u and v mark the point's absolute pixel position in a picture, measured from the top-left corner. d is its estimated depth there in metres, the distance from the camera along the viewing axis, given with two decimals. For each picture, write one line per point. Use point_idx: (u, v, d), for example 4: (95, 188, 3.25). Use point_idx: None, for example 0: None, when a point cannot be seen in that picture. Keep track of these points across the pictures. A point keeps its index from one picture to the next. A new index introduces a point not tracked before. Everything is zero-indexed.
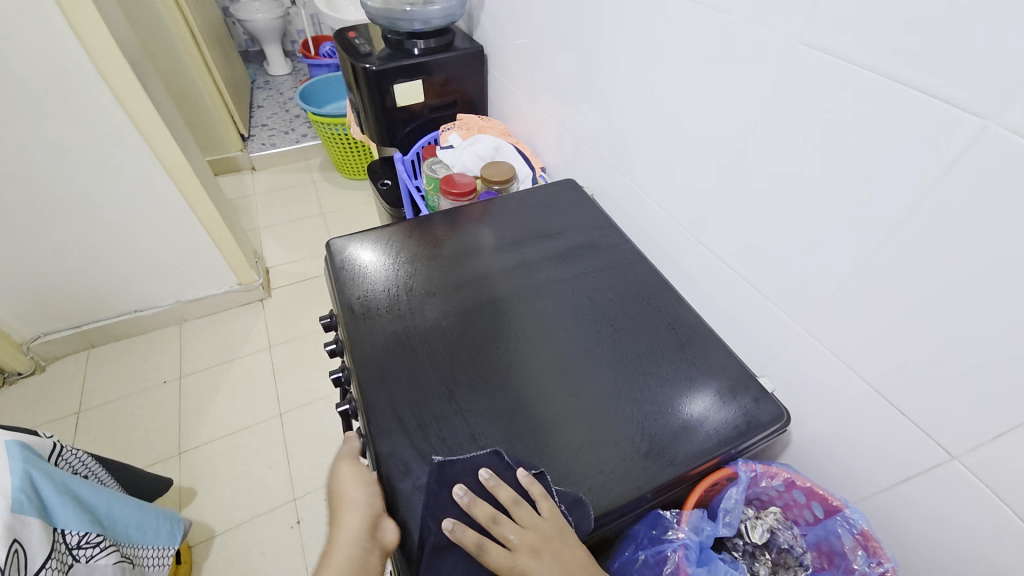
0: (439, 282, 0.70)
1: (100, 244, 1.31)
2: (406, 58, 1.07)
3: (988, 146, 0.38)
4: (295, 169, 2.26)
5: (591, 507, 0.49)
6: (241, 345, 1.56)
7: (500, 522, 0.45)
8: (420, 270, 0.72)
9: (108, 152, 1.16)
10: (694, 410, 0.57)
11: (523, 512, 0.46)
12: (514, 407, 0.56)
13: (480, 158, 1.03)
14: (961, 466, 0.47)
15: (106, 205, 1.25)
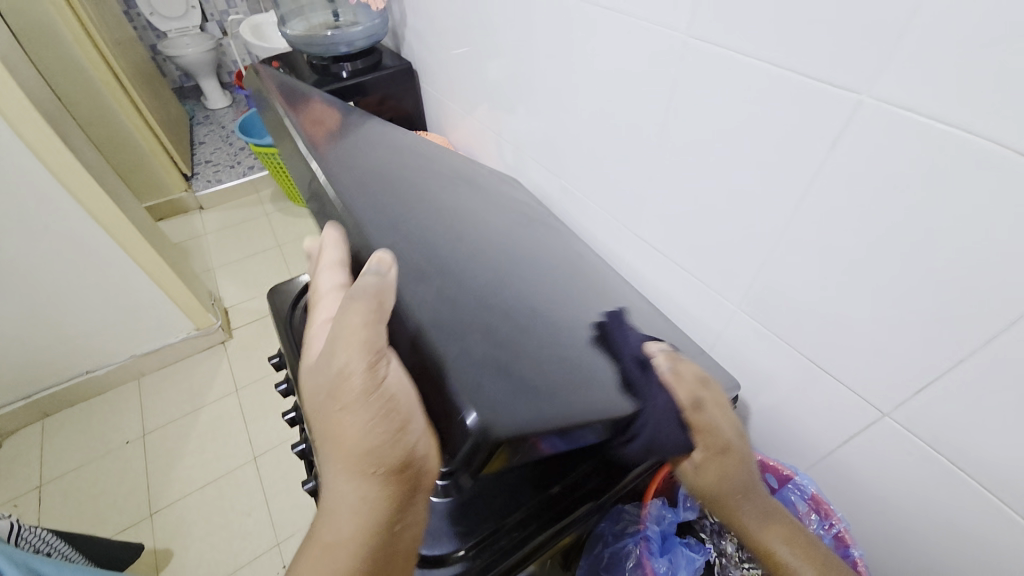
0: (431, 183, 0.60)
1: (39, 308, 1.25)
2: (336, 81, 1.07)
3: (868, 120, 0.40)
4: (245, 204, 2.21)
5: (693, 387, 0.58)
6: (207, 392, 1.50)
7: (708, 387, 0.52)
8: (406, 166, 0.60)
9: (34, 212, 1.11)
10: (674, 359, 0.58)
11: (719, 391, 0.53)
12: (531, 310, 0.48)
13: None
14: (894, 422, 0.50)
15: (39, 267, 1.19)
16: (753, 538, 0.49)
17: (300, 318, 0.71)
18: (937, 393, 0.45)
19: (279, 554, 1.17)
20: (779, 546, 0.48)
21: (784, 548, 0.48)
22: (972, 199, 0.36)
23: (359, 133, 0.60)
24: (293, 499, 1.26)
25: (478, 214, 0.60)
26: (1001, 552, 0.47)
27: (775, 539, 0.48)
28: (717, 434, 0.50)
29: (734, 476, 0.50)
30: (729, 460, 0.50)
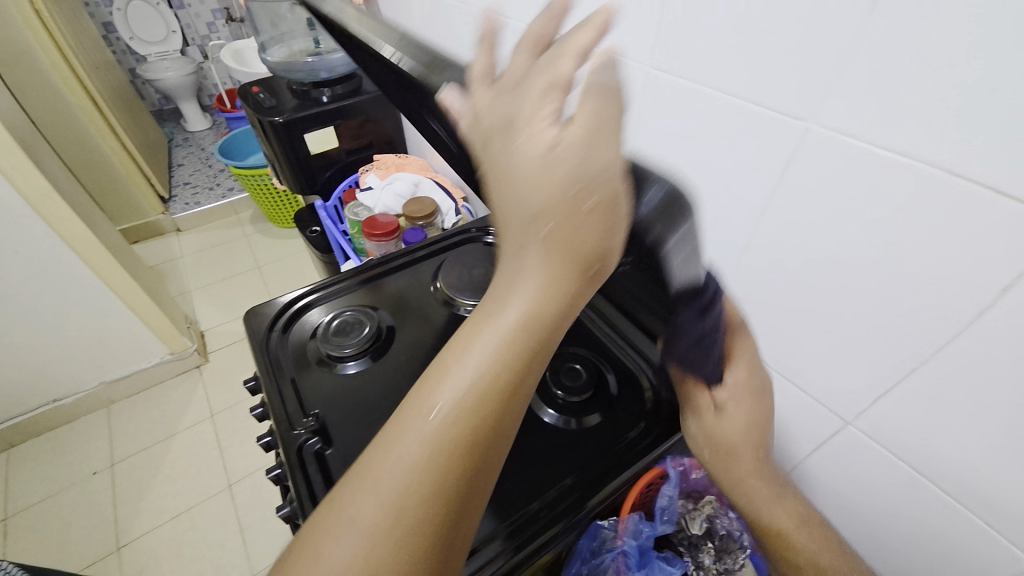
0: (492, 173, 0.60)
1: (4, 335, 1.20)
2: (317, 104, 1.08)
3: (817, 144, 0.42)
4: (224, 225, 2.18)
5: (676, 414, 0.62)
6: (181, 419, 1.46)
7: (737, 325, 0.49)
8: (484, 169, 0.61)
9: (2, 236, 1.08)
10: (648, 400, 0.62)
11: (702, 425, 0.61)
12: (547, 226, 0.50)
13: (401, 197, 1.03)
14: (856, 430, 0.52)
15: (6, 292, 1.15)
16: (758, 510, 0.49)
17: (278, 340, 0.71)
18: (894, 399, 0.47)
19: None
20: (785, 523, 0.48)
21: (790, 524, 0.48)
22: (911, 214, 0.38)
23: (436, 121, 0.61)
24: (270, 528, 1.22)
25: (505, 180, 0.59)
26: (965, 552, 0.48)
27: (782, 513, 0.48)
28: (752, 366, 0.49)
29: (757, 440, 0.49)
30: (760, 418, 0.49)
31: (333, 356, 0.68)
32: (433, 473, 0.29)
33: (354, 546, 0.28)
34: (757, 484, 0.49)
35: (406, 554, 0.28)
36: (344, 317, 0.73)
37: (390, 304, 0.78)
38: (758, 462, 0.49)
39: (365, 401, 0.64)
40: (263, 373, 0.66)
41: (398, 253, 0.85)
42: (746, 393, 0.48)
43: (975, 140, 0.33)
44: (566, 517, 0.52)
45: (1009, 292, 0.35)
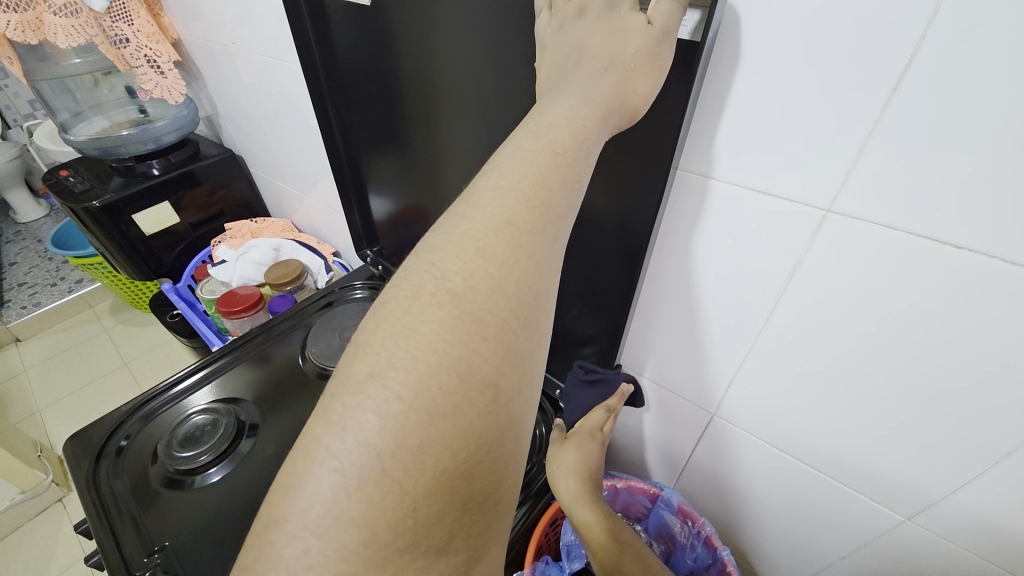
0: (414, 157, 0.64)
1: None
2: (146, 179, 0.96)
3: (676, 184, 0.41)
4: (78, 323, 1.89)
5: None
6: (45, 567, 1.22)
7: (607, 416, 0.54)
8: (411, 170, 0.66)
9: None
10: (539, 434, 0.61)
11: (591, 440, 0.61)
12: (433, 93, 0.55)
13: (260, 264, 0.94)
14: (722, 420, 0.54)
15: None
16: (575, 514, 0.51)
17: (111, 468, 0.60)
18: (741, 390, 0.50)
19: None
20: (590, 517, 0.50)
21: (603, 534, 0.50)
22: (712, 211, 0.41)
23: (384, 125, 0.65)
24: None
25: (420, 154, 0.63)
26: (830, 514, 0.51)
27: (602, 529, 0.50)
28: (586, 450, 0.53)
29: (587, 466, 0.52)
30: (587, 460, 0.52)
31: (185, 471, 0.59)
32: (530, 254, 0.26)
33: (465, 299, 0.25)
34: (584, 507, 0.50)
35: (521, 312, 0.26)
36: (195, 421, 0.63)
37: (253, 387, 0.69)
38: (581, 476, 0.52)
39: (229, 512, 0.56)
40: (92, 515, 0.54)
41: (279, 317, 0.78)
42: (586, 440, 0.53)
43: (740, 158, 0.36)
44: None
45: (795, 277, 0.39)
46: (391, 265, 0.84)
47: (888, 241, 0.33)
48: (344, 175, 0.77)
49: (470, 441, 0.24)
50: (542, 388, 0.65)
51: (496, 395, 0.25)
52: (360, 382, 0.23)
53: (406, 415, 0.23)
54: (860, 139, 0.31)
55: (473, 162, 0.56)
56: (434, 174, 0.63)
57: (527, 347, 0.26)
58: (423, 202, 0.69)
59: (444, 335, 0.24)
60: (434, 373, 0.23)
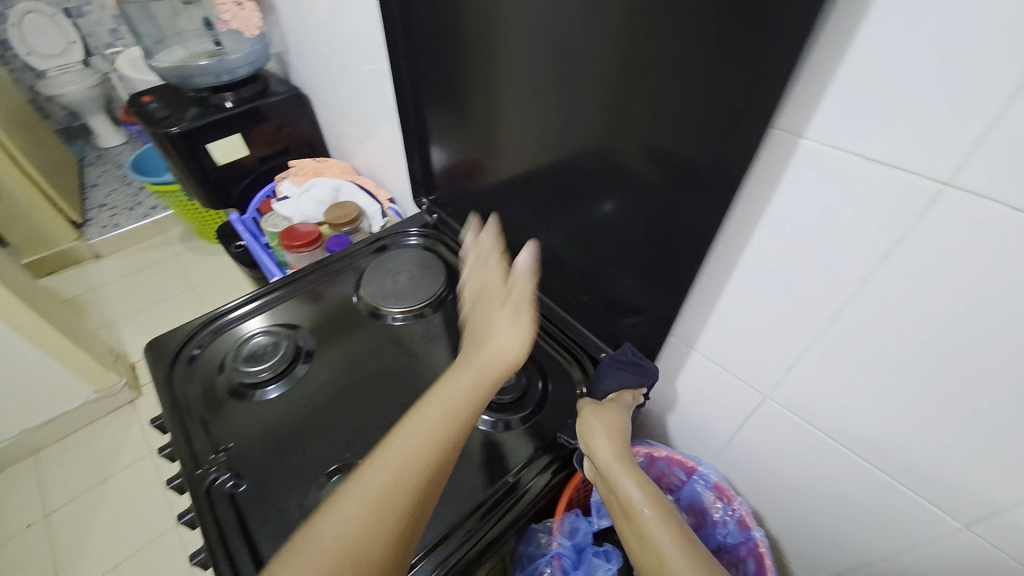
0: (474, 102, 0.63)
1: None
2: (219, 111, 0.99)
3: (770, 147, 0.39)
4: (150, 246, 2.03)
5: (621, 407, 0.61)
6: (117, 458, 1.38)
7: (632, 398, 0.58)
8: (470, 116, 0.65)
9: None
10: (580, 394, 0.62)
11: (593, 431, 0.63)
12: (499, 31, 0.52)
13: (321, 203, 0.97)
14: (774, 403, 0.52)
15: None
16: (605, 467, 0.52)
17: (183, 373, 0.65)
18: (802, 374, 0.48)
19: None
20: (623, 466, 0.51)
21: (631, 487, 0.50)
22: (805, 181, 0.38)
23: (446, 66, 0.63)
24: None
25: (481, 99, 0.61)
26: (871, 508, 0.50)
27: (631, 482, 0.50)
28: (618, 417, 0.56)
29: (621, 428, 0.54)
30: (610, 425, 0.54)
31: (248, 384, 0.64)
32: (446, 434, 0.48)
33: (402, 458, 0.46)
34: (612, 460, 0.52)
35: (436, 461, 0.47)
36: (258, 340, 0.68)
37: (310, 318, 0.73)
38: (609, 434, 0.54)
39: (284, 427, 0.60)
40: (168, 412, 0.60)
41: (337, 256, 0.81)
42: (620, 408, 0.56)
43: (850, 122, 0.33)
44: (518, 500, 0.53)
45: (886, 259, 0.36)
46: (447, 216, 0.84)
47: (1011, 227, 0.30)
48: (410, 123, 0.77)
49: (386, 551, 0.41)
50: (588, 350, 0.65)
51: (408, 520, 0.43)
52: (333, 506, 0.42)
53: (352, 527, 0.41)
54: (1000, 107, 0.27)
55: (544, 114, 0.54)
56: (499, 126, 0.61)
57: (433, 490, 0.46)
58: (482, 156, 0.68)
59: (387, 477, 0.44)
60: (375, 500, 0.42)
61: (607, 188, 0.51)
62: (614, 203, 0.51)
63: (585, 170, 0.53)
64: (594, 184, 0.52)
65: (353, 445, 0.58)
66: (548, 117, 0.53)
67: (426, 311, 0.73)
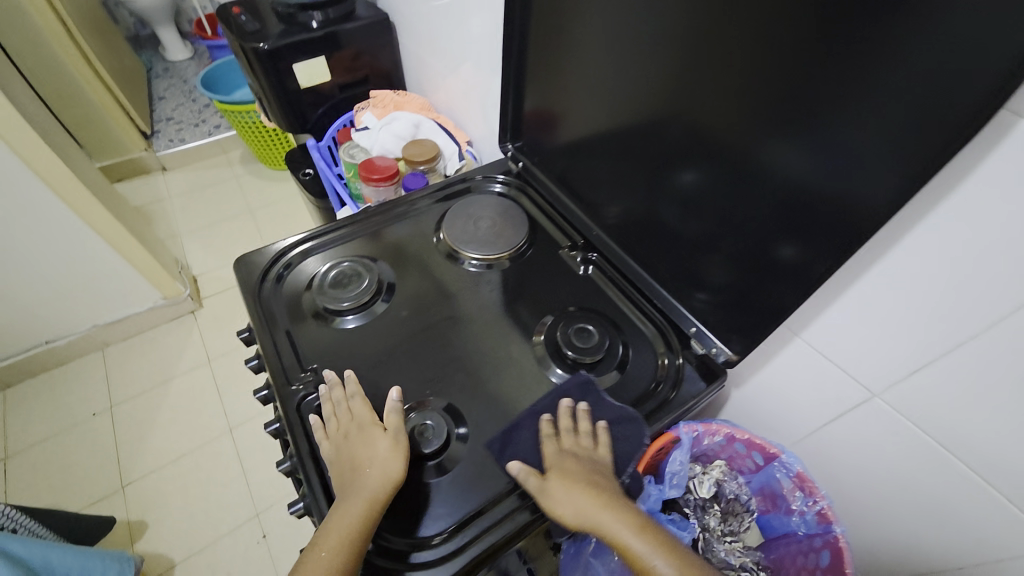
0: (589, 45, 0.60)
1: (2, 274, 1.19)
2: (305, 31, 0.96)
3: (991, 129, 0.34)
4: (212, 165, 2.08)
5: (703, 380, 0.59)
6: (178, 362, 1.47)
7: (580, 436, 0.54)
8: (583, 59, 0.62)
9: None
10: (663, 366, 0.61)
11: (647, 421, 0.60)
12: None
13: (400, 138, 0.95)
14: (883, 403, 0.49)
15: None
16: (610, 532, 0.47)
17: (271, 290, 0.67)
18: (931, 377, 0.45)
19: (259, 523, 1.19)
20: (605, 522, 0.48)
21: (644, 546, 0.46)
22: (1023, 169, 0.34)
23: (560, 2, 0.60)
24: (271, 470, 1.27)
25: (596, 43, 0.59)
26: (967, 524, 0.48)
27: (641, 541, 0.47)
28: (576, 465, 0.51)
29: (586, 475, 0.50)
30: (579, 479, 0.50)
31: (331, 310, 0.65)
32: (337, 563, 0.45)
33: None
34: (614, 521, 0.48)
35: None
36: (342, 267, 0.68)
37: (390, 252, 0.72)
38: (593, 490, 0.49)
39: (367, 356, 0.61)
40: (259, 325, 0.62)
41: (418, 192, 0.79)
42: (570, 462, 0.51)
43: None
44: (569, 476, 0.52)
45: None
46: (533, 164, 0.81)
47: None
48: (509, 64, 0.71)
49: None
50: (675, 323, 0.63)
51: None
52: None
53: None
54: None
55: (691, 65, 0.49)
56: (627, 78, 0.57)
57: None
58: (598, 110, 0.63)
59: None
60: None
61: (750, 154, 0.47)
62: (754, 170, 0.48)
63: (722, 129, 0.49)
64: (732, 147, 0.49)
65: (433, 381, 0.59)
66: (694, 69, 0.49)
67: (504, 262, 0.72)
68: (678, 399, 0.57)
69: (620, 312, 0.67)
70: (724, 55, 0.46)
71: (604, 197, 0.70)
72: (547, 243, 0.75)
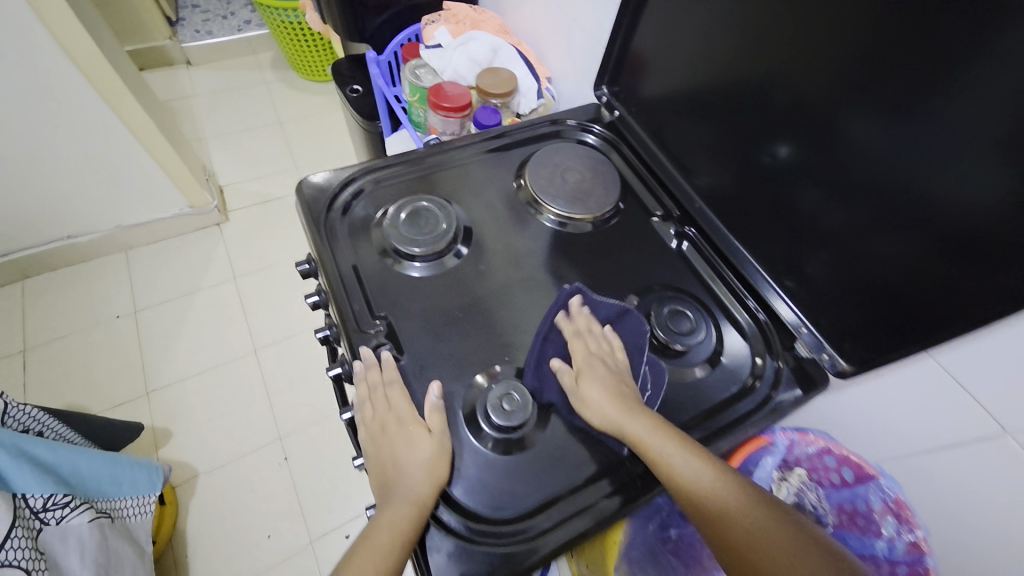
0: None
1: (24, 160, 1.13)
2: None
3: None
4: (240, 66, 1.92)
5: (809, 387, 0.54)
6: (202, 275, 1.43)
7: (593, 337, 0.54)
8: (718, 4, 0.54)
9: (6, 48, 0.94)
10: (759, 364, 0.57)
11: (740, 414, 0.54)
12: None
13: (475, 63, 0.84)
14: (1013, 444, 0.45)
15: (21, 114, 1.05)
16: (631, 433, 0.47)
17: (338, 221, 0.61)
18: None
19: (281, 445, 1.20)
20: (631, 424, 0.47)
21: (665, 445, 0.46)
22: None
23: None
24: (295, 395, 1.27)
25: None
26: None
27: (662, 441, 0.46)
28: (596, 367, 0.52)
29: (609, 375, 0.51)
30: (604, 380, 0.51)
31: (400, 252, 0.59)
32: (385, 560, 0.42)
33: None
34: (636, 422, 0.48)
35: None
36: (417, 207, 0.61)
37: (466, 193, 0.66)
38: (615, 393, 0.50)
39: (440, 311, 0.56)
40: (324, 259, 0.57)
41: (499, 129, 0.71)
42: (594, 363, 0.52)
43: None
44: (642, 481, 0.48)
45: None
46: (632, 115, 0.72)
47: None
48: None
49: None
50: (780, 319, 0.58)
51: None
52: None
53: None
54: None
55: (913, 25, 0.40)
56: (805, 33, 0.47)
57: None
58: (752, 63, 0.53)
59: None
60: None
61: (963, 150, 0.39)
62: (948, 166, 0.40)
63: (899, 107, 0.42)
64: (940, 136, 0.40)
65: (509, 348, 0.55)
66: (915, 34, 0.40)
67: (587, 225, 0.65)
68: (778, 401, 0.53)
69: (715, 297, 0.62)
70: (970, 20, 0.36)
71: (725, 166, 0.61)
72: (638, 209, 0.68)
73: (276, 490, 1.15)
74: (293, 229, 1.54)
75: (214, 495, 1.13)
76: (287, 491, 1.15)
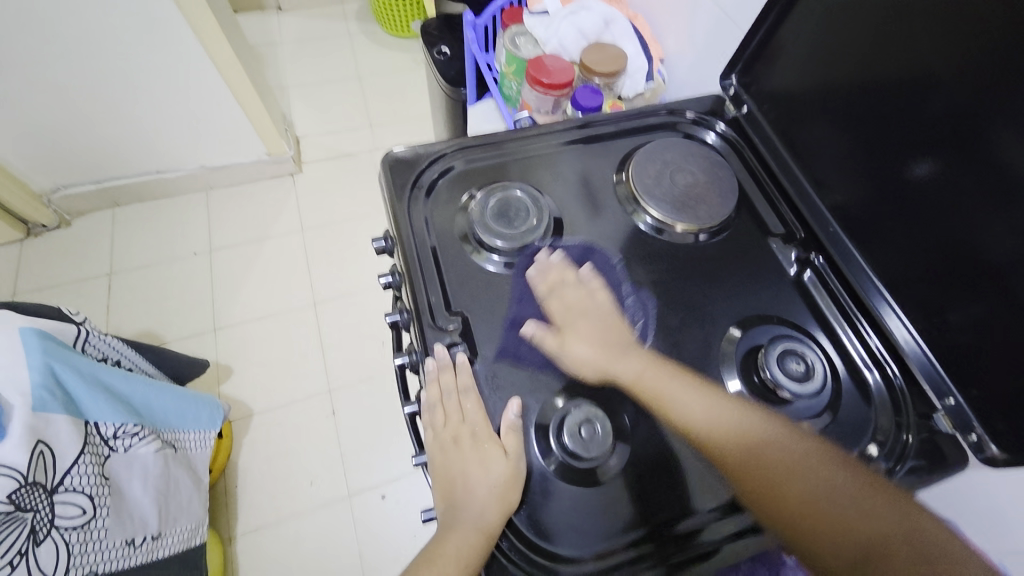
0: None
1: (121, 93, 1.17)
2: None
3: None
4: (327, 14, 1.90)
5: (943, 467, 0.46)
6: (272, 223, 1.46)
7: (562, 281, 0.53)
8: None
9: None
10: (882, 430, 0.49)
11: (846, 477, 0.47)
12: None
13: (582, 36, 0.76)
14: None
15: (122, 48, 1.07)
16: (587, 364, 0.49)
17: (421, 199, 0.56)
18: None
19: (330, 401, 1.23)
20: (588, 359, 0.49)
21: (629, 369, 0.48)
22: None
23: None
24: (347, 354, 1.29)
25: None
26: None
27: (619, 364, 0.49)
28: (560, 308, 0.51)
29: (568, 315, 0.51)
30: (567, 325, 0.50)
31: (481, 240, 0.54)
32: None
33: None
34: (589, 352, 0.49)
35: None
36: (508, 195, 0.55)
37: (560, 183, 0.59)
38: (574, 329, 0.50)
39: (519, 313, 0.51)
40: (403, 238, 0.53)
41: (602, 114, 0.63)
42: (559, 306, 0.51)
43: None
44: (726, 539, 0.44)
45: None
46: (766, 112, 0.61)
47: None
48: None
49: None
50: (920, 382, 0.48)
51: None
52: None
53: None
54: None
55: None
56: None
57: None
58: (955, 64, 0.41)
59: None
60: None
61: None
62: None
63: None
64: None
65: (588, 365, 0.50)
66: None
67: (690, 236, 0.57)
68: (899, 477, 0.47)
69: (839, 342, 0.53)
70: None
71: (876, 190, 0.51)
72: (752, 225, 0.59)
73: (321, 443, 1.18)
74: (362, 188, 1.53)
75: (264, 438, 1.18)
76: (331, 446, 1.18)
